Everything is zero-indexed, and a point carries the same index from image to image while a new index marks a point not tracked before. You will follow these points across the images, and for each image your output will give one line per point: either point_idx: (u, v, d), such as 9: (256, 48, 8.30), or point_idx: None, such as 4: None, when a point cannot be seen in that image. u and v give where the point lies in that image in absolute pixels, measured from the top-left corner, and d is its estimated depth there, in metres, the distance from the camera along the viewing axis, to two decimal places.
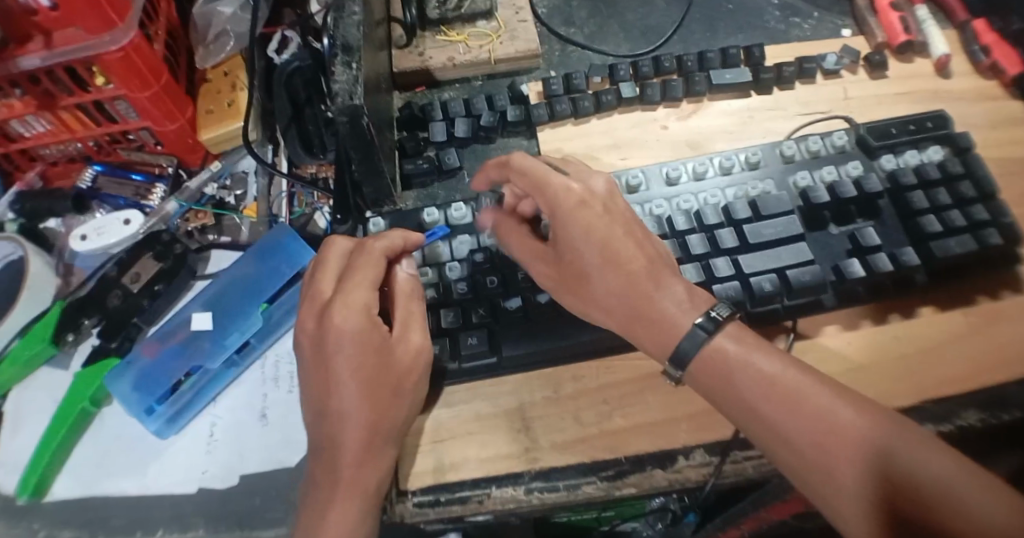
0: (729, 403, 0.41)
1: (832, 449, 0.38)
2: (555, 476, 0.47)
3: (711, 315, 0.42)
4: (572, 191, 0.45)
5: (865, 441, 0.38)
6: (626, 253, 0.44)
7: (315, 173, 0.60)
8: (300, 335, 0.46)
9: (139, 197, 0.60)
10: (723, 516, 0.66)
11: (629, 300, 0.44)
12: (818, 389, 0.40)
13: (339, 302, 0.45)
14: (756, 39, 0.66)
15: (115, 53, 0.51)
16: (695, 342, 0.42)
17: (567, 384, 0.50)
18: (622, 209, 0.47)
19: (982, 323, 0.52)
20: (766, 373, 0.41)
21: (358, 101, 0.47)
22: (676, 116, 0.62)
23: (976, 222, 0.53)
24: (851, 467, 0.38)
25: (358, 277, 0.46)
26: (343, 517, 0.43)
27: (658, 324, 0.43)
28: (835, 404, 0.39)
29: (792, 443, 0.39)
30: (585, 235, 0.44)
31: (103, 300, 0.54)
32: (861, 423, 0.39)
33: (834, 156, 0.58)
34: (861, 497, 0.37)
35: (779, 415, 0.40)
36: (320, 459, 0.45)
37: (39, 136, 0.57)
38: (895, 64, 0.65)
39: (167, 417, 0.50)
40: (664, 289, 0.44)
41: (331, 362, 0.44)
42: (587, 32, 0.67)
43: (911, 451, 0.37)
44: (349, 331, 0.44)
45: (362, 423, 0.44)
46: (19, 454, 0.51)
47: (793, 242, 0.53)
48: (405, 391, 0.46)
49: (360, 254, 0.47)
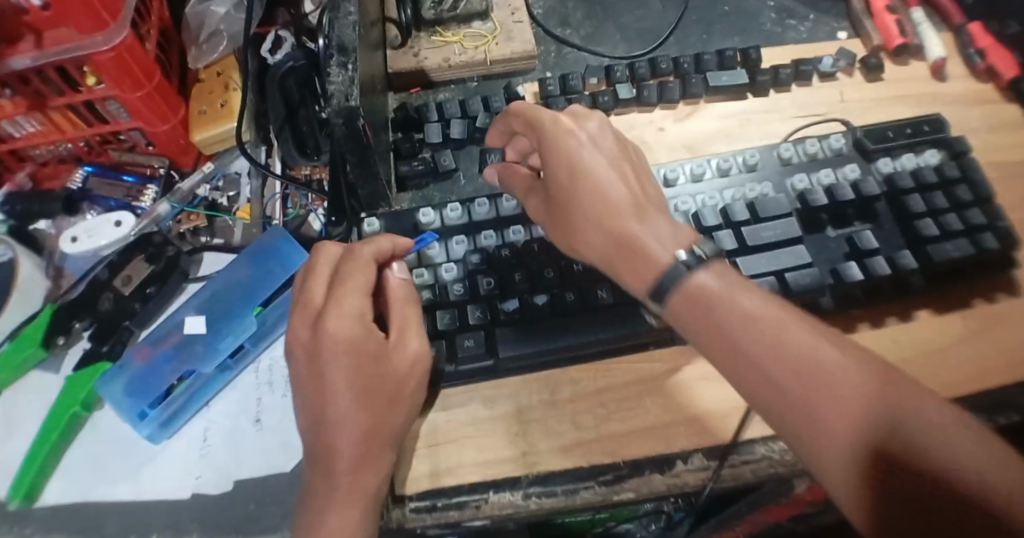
0: (708, 341, 0.38)
1: (819, 396, 0.35)
2: (554, 480, 0.46)
3: (694, 252, 0.40)
4: (559, 124, 0.46)
5: (855, 384, 0.35)
6: (608, 184, 0.44)
7: (309, 175, 0.60)
8: (294, 345, 0.46)
9: (130, 198, 0.59)
10: (719, 518, 0.66)
11: (607, 228, 0.43)
12: (803, 329, 0.37)
13: (331, 311, 0.45)
14: (753, 42, 0.66)
15: (108, 52, 0.50)
16: (674, 277, 0.39)
17: (565, 387, 0.50)
18: (610, 147, 0.46)
19: (979, 327, 0.52)
20: (751, 312, 0.37)
21: (354, 102, 0.47)
22: (673, 118, 0.61)
23: (972, 226, 0.53)
24: (838, 412, 0.34)
25: (349, 285, 0.46)
26: (342, 520, 0.43)
27: (637, 253, 0.42)
28: (822, 345, 0.36)
29: (775, 385, 0.36)
30: (570, 165, 0.45)
31: (94, 303, 0.54)
32: (851, 367, 0.35)
33: (832, 158, 0.57)
34: (847, 443, 0.34)
35: (762, 353, 0.36)
36: (317, 464, 0.45)
37: (29, 137, 0.57)
38: (891, 67, 0.65)
39: (160, 421, 0.50)
40: (648, 225, 0.42)
41: (326, 371, 0.44)
42: (584, 33, 0.67)
43: (902, 397, 0.34)
44: (343, 339, 0.44)
45: (361, 430, 0.44)
46: (9, 459, 0.51)
47: (791, 244, 0.53)
48: (405, 397, 0.45)
49: (350, 261, 0.46)
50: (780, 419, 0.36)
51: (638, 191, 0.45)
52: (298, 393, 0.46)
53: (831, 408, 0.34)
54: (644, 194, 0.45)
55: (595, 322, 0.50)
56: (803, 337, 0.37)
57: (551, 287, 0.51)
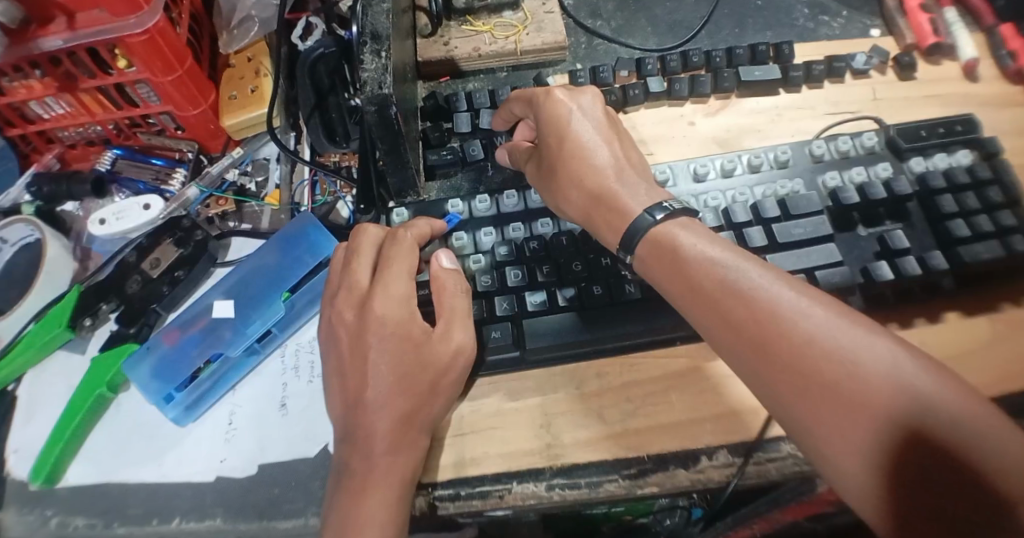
0: (688, 301, 0.41)
1: (789, 347, 0.38)
2: (577, 473, 0.46)
3: (663, 207, 0.44)
4: (552, 93, 0.50)
5: (820, 333, 0.37)
6: (591, 149, 0.48)
7: (338, 162, 0.59)
8: (337, 326, 0.47)
9: (158, 181, 0.60)
10: (736, 517, 0.66)
11: (587, 186, 0.47)
12: (772, 284, 0.40)
13: (378, 291, 0.46)
14: (785, 37, 0.65)
15: (140, 35, 0.50)
16: (641, 227, 0.44)
17: (591, 379, 0.50)
18: (599, 115, 0.50)
19: (1010, 331, 0.51)
20: (756, 292, 0.39)
21: (387, 90, 0.46)
22: (703, 112, 0.61)
23: (1004, 228, 0.52)
24: (808, 361, 0.37)
25: (396, 269, 0.47)
26: (380, 500, 0.43)
27: (613, 207, 0.46)
28: (791, 298, 0.39)
29: (749, 339, 0.39)
30: (557, 130, 0.49)
31: (122, 285, 0.54)
32: (818, 318, 0.38)
33: (863, 157, 0.57)
34: (821, 392, 0.36)
35: (735, 310, 0.39)
36: (353, 447, 0.44)
37: (58, 119, 0.57)
38: (924, 66, 0.64)
39: (185, 405, 0.50)
40: (625, 184, 0.47)
41: (369, 353, 0.45)
42: (614, 25, 0.66)
43: (866, 342, 0.37)
44: (391, 317, 0.46)
45: (392, 415, 0.44)
46: (34, 439, 0.51)
47: (823, 243, 0.52)
48: (443, 388, 0.46)
49: (393, 244, 0.48)
50: (781, 397, 0.38)
51: (620, 154, 0.49)
52: (334, 375, 0.47)
53: (830, 389, 0.36)
54: (627, 157, 0.49)
55: (624, 316, 0.50)
56: (809, 315, 0.38)
57: (579, 280, 0.51)
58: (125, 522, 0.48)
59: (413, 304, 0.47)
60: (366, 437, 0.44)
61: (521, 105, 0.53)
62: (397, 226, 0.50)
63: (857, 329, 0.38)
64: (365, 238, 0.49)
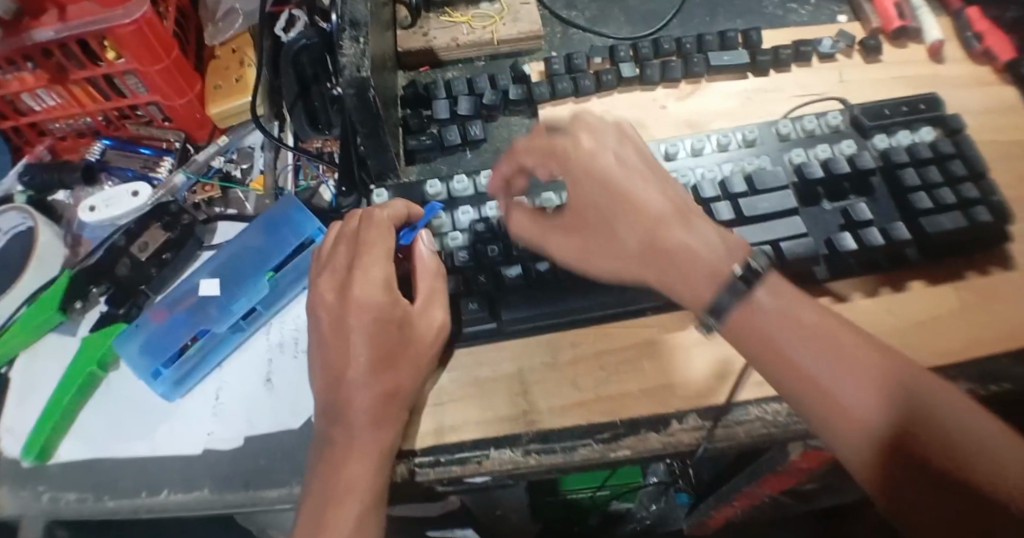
0: (751, 343, 0.43)
1: (843, 384, 0.41)
2: (553, 438, 0.48)
3: (749, 265, 0.44)
4: (580, 144, 0.50)
5: (870, 371, 0.41)
6: (647, 199, 0.47)
7: (320, 148, 0.62)
8: (319, 308, 0.49)
9: (146, 169, 0.61)
10: (732, 485, 0.71)
11: (663, 242, 0.46)
12: (830, 327, 0.43)
13: (358, 274, 0.48)
14: (755, 24, 0.67)
15: (128, 25, 0.52)
16: (734, 292, 0.43)
17: (566, 349, 0.52)
18: (634, 157, 0.50)
19: (974, 299, 0.54)
20: (806, 326, 0.42)
21: (365, 74, 0.48)
22: (675, 96, 0.63)
23: (965, 200, 0.54)
24: (861, 398, 0.40)
25: (374, 254, 0.49)
26: (361, 470, 0.44)
27: (682, 261, 0.45)
28: (843, 340, 0.42)
29: (808, 376, 0.41)
30: (607, 180, 0.49)
31: (112, 268, 0.55)
32: (866, 358, 0.41)
33: (829, 135, 0.59)
34: (868, 423, 0.40)
35: (797, 350, 0.42)
36: (334, 419, 0.46)
37: (49, 110, 0.59)
38: (890, 49, 0.66)
39: (173, 380, 0.51)
40: (690, 228, 0.46)
41: (351, 334, 0.47)
42: (589, 15, 0.68)
43: (912, 383, 0.41)
44: (370, 301, 0.47)
45: (375, 389, 0.46)
46: (24, 419, 0.52)
47: (789, 215, 0.54)
48: (423, 358, 0.48)
49: (370, 228, 0.50)
50: (837, 432, 0.41)
51: (672, 195, 0.48)
52: (316, 353, 0.49)
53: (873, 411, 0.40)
54: (678, 198, 0.48)
55: (596, 287, 0.52)
56: (858, 356, 0.42)
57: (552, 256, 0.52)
58: (114, 496, 0.49)
59: (393, 288, 0.48)
60: (348, 409, 0.46)
61: (540, 154, 0.51)
62: (369, 208, 0.51)
63: (889, 361, 0.41)
64: (344, 227, 0.51)
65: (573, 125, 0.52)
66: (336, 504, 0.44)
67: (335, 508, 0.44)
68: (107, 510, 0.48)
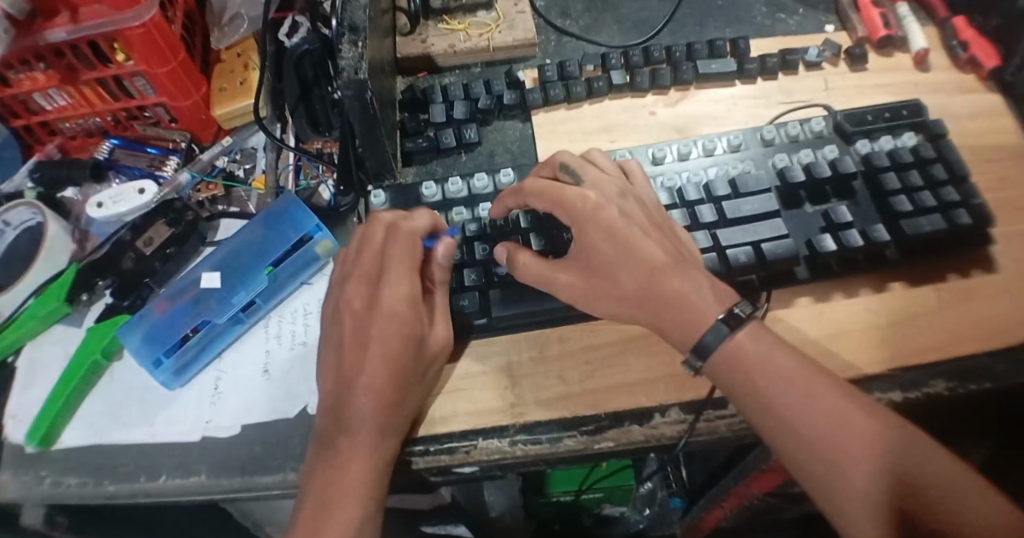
0: (745, 397, 0.44)
1: (836, 443, 0.42)
2: (539, 429, 0.50)
3: (734, 311, 0.45)
4: (588, 198, 0.49)
5: (863, 432, 0.42)
6: (648, 249, 0.47)
7: (321, 149, 0.64)
8: (344, 313, 0.50)
9: (152, 167, 0.64)
10: (720, 484, 0.72)
11: (658, 290, 0.46)
12: (826, 385, 0.43)
13: (387, 287, 0.49)
14: (743, 33, 0.70)
15: (137, 28, 0.54)
16: (719, 336, 0.45)
17: (553, 344, 0.53)
18: (638, 212, 0.50)
19: (954, 299, 0.55)
20: (785, 372, 0.44)
21: (363, 76, 0.50)
22: (664, 102, 0.65)
23: (946, 203, 0.56)
24: (851, 458, 0.41)
25: (399, 268, 0.50)
26: (363, 474, 0.46)
27: (681, 309, 0.46)
28: (840, 400, 0.43)
29: (798, 431, 0.42)
30: (608, 229, 0.48)
31: (118, 261, 0.58)
32: (860, 419, 0.42)
33: (812, 140, 0.61)
34: (858, 484, 0.41)
35: (789, 406, 0.43)
36: (338, 420, 0.47)
37: (60, 110, 0.61)
38: (875, 58, 0.68)
39: (173, 369, 0.53)
40: (686, 278, 0.47)
41: (371, 343, 0.48)
42: (583, 24, 0.71)
43: (903, 445, 0.42)
44: (394, 313, 0.48)
45: (382, 399, 0.47)
46: (30, 406, 0.54)
47: (772, 217, 0.56)
48: (429, 371, 0.50)
49: (397, 241, 0.51)
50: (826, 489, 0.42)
51: (672, 248, 0.48)
52: (332, 356, 0.50)
53: (848, 457, 0.41)
54: (678, 250, 0.49)
55: None
56: (851, 416, 0.42)
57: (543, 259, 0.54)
58: (115, 480, 0.50)
59: (415, 304, 0.49)
60: (353, 415, 0.46)
61: (545, 203, 0.50)
62: (397, 218, 0.52)
63: (860, 406, 0.43)
64: (370, 235, 0.52)
65: (580, 176, 0.52)
66: (335, 506, 0.45)
67: (334, 513, 0.45)
68: (107, 494, 0.50)
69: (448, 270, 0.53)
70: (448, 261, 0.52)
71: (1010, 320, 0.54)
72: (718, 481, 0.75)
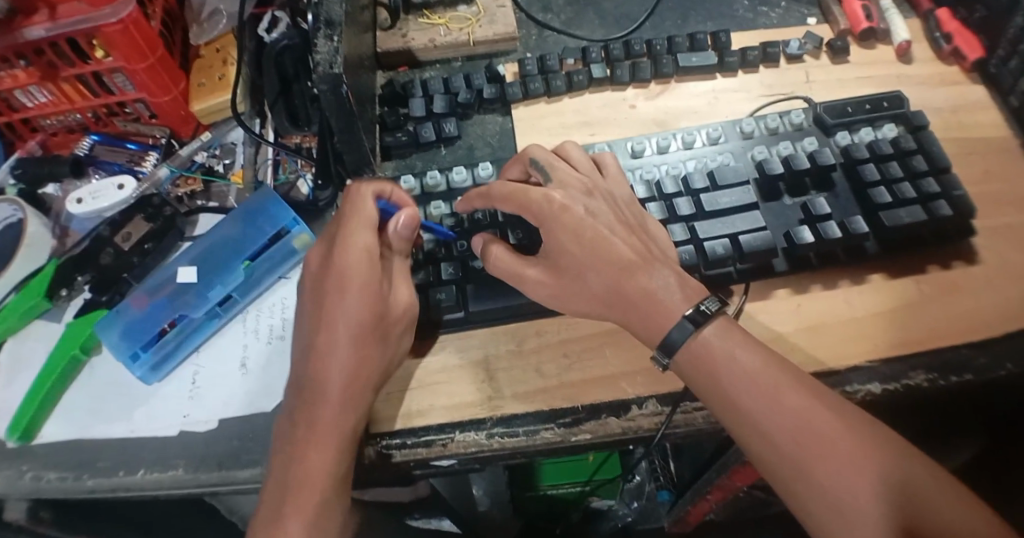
0: (714, 400, 0.44)
1: (806, 451, 0.41)
2: (516, 422, 0.50)
3: (700, 308, 0.45)
4: (553, 199, 0.49)
5: (834, 439, 0.41)
6: (613, 248, 0.47)
7: (299, 143, 0.64)
8: (308, 276, 0.52)
9: (132, 163, 0.64)
10: (705, 479, 0.72)
11: (626, 290, 0.47)
12: (794, 388, 0.43)
13: (342, 244, 0.50)
14: (725, 26, 0.69)
15: (115, 25, 0.54)
16: (685, 333, 0.45)
17: (531, 338, 0.53)
18: (604, 210, 0.49)
19: (935, 291, 0.55)
20: (750, 371, 0.43)
21: (338, 70, 0.50)
22: (645, 96, 0.65)
23: (927, 194, 0.56)
24: (821, 464, 0.41)
25: (355, 226, 0.50)
26: (321, 451, 0.46)
27: (653, 310, 0.46)
28: (810, 404, 0.43)
29: (766, 435, 0.42)
30: (574, 229, 0.48)
31: (97, 257, 0.58)
32: (830, 425, 0.42)
33: (792, 133, 0.61)
34: (830, 491, 0.41)
35: (759, 410, 0.43)
36: (304, 390, 0.48)
37: (41, 107, 0.61)
38: (857, 51, 0.68)
39: (150, 364, 0.53)
40: (652, 272, 0.47)
41: (329, 302, 0.49)
42: (564, 18, 0.71)
43: (875, 453, 0.41)
44: (351, 270, 0.49)
45: (344, 363, 0.48)
46: (9, 401, 0.54)
47: (749, 210, 0.56)
48: (394, 328, 0.50)
49: (350, 200, 0.51)
50: (799, 495, 0.42)
51: (640, 244, 0.48)
52: (300, 321, 0.51)
53: (812, 456, 0.41)
54: (646, 247, 0.48)
55: None
56: (821, 421, 0.42)
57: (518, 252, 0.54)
58: (93, 475, 0.50)
59: (374, 257, 0.50)
60: (317, 382, 0.48)
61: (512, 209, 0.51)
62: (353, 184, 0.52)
63: (826, 404, 0.43)
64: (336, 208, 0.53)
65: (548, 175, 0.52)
66: (298, 488, 0.45)
67: (302, 493, 0.45)
68: (86, 489, 0.50)
69: (409, 242, 0.52)
70: (410, 232, 0.51)
71: (991, 313, 0.54)
72: (704, 475, 0.75)
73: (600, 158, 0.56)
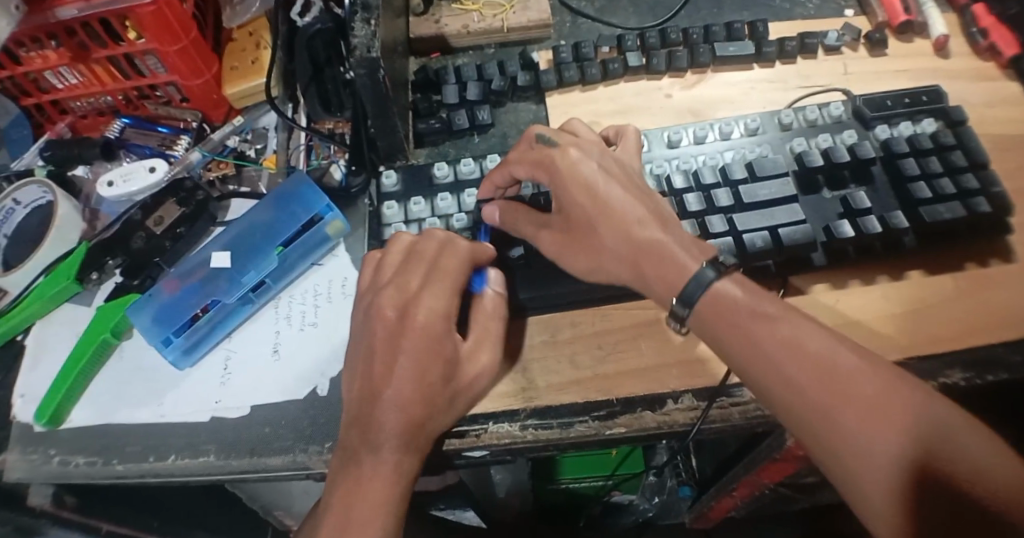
0: (737, 349, 0.43)
1: (834, 401, 0.40)
2: (550, 414, 0.49)
3: (717, 261, 0.46)
4: (569, 153, 0.50)
5: (862, 383, 0.41)
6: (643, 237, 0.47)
7: (332, 129, 0.65)
8: (375, 322, 0.46)
9: (163, 147, 0.64)
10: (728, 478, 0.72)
11: (671, 284, 0.46)
12: (817, 334, 0.43)
13: (423, 302, 0.46)
14: (761, 15, 0.68)
15: (149, 5, 0.54)
16: (701, 282, 0.45)
17: (564, 328, 0.53)
18: (616, 169, 0.51)
19: (971, 288, 0.54)
20: (769, 314, 0.43)
21: (375, 55, 0.49)
22: (680, 85, 0.64)
23: (965, 190, 0.55)
24: (849, 410, 0.40)
25: (440, 283, 0.47)
26: (384, 494, 0.44)
27: (667, 260, 0.46)
28: (837, 348, 0.42)
29: (790, 383, 0.41)
30: (586, 189, 0.49)
31: (128, 240, 0.57)
32: (859, 369, 0.41)
33: (831, 125, 0.60)
34: (857, 439, 0.40)
35: (782, 358, 0.42)
36: (362, 435, 0.44)
37: (71, 89, 0.61)
38: (895, 43, 0.67)
39: (183, 349, 0.53)
40: (670, 233, 0.47)
41: (400, 357, 0.45)
42: (598, 6, 0.70)
43: (904, 397, 0.40)
44: (428, 332, 0.45)
45: (407, 411, 0.44)
46: (38, 385, 0.54)
47: (788, 202, 0.55)
48: (459, 399, 0.47)
49: (447, 254, 0.48)
50: (827, 447, 0.41)
51: (652, 204, 0.49)
52: (358, 364, 0.47)
53: (837, 399, 0.40)
54: (659, 212, 0.49)
55: None
56: (849, 366, 0.41)
57: None
58: (123, 460, 0.50)
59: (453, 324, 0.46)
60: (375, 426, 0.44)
61: (526, 169, 0.51)
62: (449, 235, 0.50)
63: (850, 349, 0.42)
64: (418, 247, 0.49)
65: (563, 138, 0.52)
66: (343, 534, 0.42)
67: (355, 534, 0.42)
68: (116, 473, 0.50)
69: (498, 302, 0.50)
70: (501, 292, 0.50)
71: None
72: (729, 471, 0.74)
73: (620, 131, 0.57)
